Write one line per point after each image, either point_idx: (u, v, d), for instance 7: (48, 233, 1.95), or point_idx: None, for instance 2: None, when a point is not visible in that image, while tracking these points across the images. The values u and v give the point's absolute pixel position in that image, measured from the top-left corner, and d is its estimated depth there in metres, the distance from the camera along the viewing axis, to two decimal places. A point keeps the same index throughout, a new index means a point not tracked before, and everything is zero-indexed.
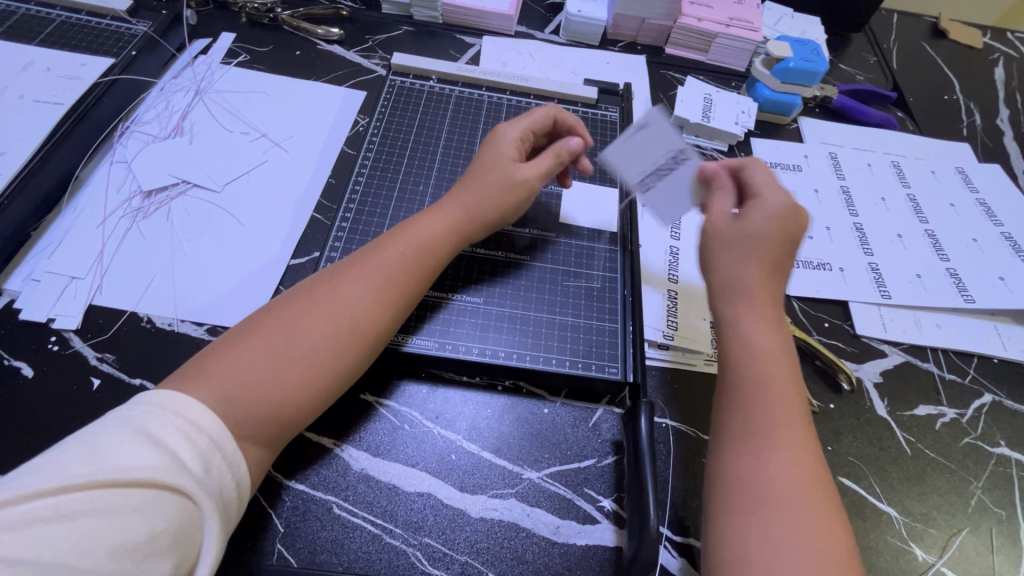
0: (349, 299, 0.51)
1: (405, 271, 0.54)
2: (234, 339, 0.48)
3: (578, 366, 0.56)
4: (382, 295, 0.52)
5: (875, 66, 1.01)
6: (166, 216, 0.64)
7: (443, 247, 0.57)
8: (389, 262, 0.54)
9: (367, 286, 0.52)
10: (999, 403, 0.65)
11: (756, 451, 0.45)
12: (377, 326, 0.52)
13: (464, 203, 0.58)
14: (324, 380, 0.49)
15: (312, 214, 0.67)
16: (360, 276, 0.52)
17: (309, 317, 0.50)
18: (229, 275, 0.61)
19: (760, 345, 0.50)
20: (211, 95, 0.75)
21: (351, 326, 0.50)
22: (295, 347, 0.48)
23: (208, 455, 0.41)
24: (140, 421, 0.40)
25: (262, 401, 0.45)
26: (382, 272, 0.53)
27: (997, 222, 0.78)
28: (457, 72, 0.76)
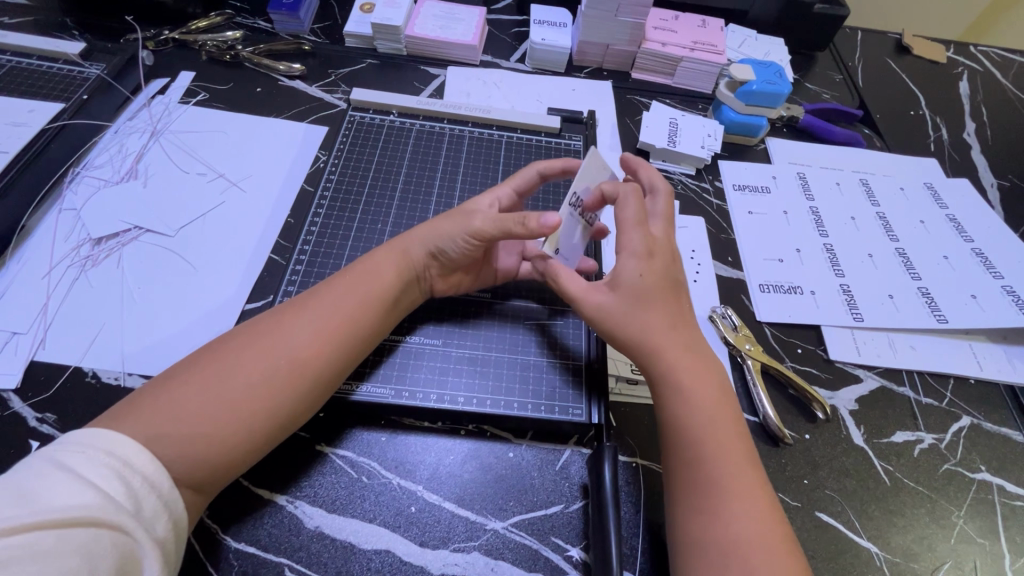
0: (299, 334, 0.50)
1: (355, 304, 0.52)
2: (178, 373, 0.47)
3: (541, 409, 0.54)
4: (331, 328, 0.51)
5: (841, 84, 1.02)
6: (115, 264, 0.62)
7: (395, 281, 0.55)
8: (339, 299, 0.52)
9: (316, 320, 0.51)
10: (977, 425, 0.63)
11: (716, 502, 0.45)
12: (322, 360, 0.50)
13: (419, 236, 0.58)
14: (262, 417, 0.47)
15: (269, 256, 0.65)
16: (307, 314, 0.51)
17: (255, 349, 0.49)
18: (180, 324, 0.59)
19: (696, 398, 0.49)
20: (167, 136, 0.73)
21: (291, 365, 0.48)
22: (238, 381, 0.47)
23: (140, 494, 0.39)
24: (67, 462, 0.38)
25: (192, 440, 0.43)
26: (330, 309, 0.52)
27: (968, 238, 0.78)
28: (417, 105, 0.75)
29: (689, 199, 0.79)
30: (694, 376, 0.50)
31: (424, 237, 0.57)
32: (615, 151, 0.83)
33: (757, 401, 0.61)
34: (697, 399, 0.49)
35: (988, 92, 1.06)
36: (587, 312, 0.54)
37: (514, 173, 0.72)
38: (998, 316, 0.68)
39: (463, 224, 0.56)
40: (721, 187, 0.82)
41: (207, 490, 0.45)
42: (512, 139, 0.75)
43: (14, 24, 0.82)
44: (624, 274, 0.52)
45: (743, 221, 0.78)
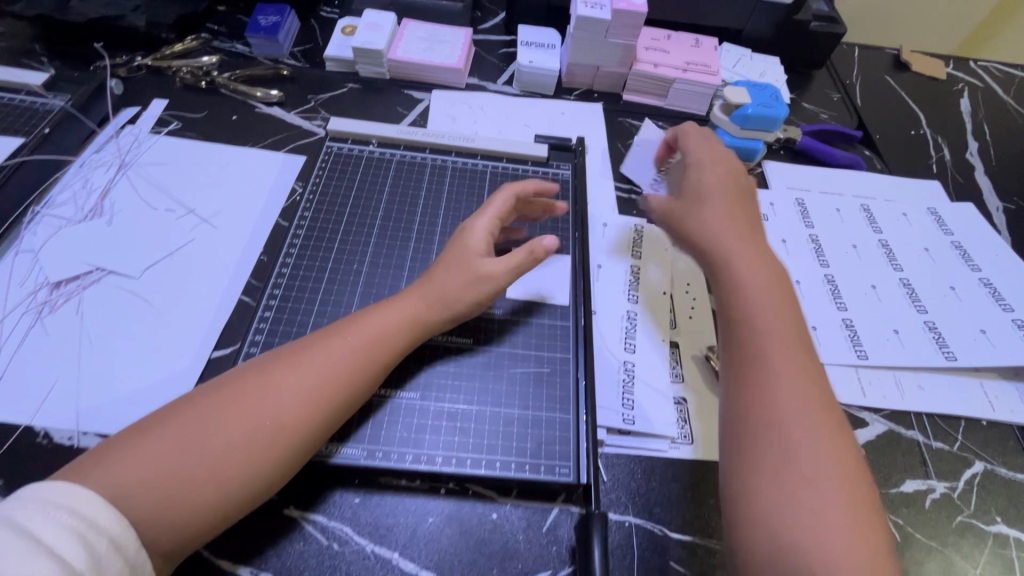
0: (289, 392, 0.46)
1: (352, 361, 0.49)
2: (156, 423, 0.44)
3: (525, 469, 0.49)
4: (324, 388, 0.47)
5: (839, 103, 0.99)
6: (74, 310, 0.58)
7: (398, 335, 0.51)
8: (335, 351, 0.49)
9: (309, 375, 0.47)
10: (990, 471, 0.60)
11: (779, 391, 0.48)
12: (308, 425, 0.46)
13: (433, 290, 0.54)
14: (236, 486, 0.43)
15: (239, 298, 0.62)
16: (299, 367, 0.48)
17: (238, 406, 0.45)
18: (142, 375, 0.55)
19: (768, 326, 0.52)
20: (136, 169, 0.70)
21: (277, 427, 0.45)
22: (220, 440, 0.43)
23: (105, 561, 0.36)
24: (26, 524, 0.34)
25: (172, 496, 0.40)
26: (326, 363, 0.48)
27: (975, 266, 0.74)
28: (398, 135, 0.72)
29: None
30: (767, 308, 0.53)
31: (439, 290, 0.54)
32: (606, 178, 0.80)
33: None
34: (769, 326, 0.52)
35: (990, 109, 1.03)
36: (688, 220, 0.63)
37: None
38: (1008, 352, 0.65)
39: (476, 282, 0.54)
40: None
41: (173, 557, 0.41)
42: (497, 168, 0.72)
43: None
44: (712, 190, 0.63)
45: None
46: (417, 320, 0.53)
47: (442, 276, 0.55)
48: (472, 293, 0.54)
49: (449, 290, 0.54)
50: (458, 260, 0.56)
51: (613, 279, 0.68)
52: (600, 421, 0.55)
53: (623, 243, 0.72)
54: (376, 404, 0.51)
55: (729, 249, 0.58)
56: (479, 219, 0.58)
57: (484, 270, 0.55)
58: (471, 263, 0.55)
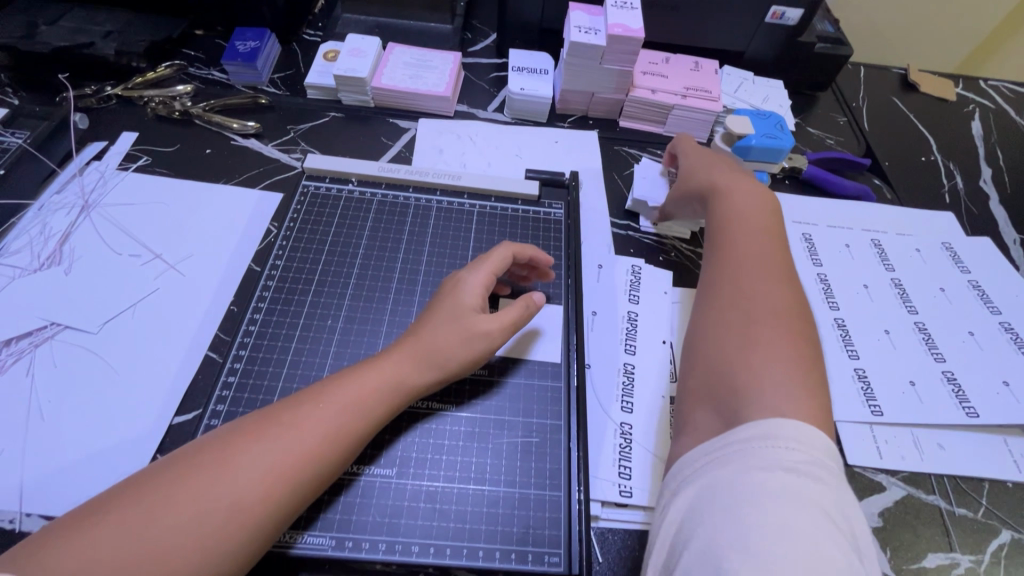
0: (257, 465, 0.41)
1: (331, 426, 0.44)
2: (103, 506, 0.38)
3: (510, 559, 0.44)
4: (297, 457, 0.42)
5: (845, 127, 0.94)
6: (25, 371, 0.54)
7: (383, 398, 0.47)
8: (313, 413, 0.44)
9: (281, 444, 0.42)
10: (1018, 542, 0.55)
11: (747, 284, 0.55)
12: (279, 501, 0.41)
13: (423, 344, 0.49)
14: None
15: (204, 354, 0.57)
16: (270, 436, 0.43)
17: (199, 481, 0.40)
18: (95, 446, 0.51)
19: (743, 251, 0.58)
20: (99, 210, 0.65)
21: (239, 504, 0.39)
22: (180, 518, 0.38)
23: None
24: None
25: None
26: (302, 425, 0.43)
27: (994, 308, 0.70)
28: (379, 173, 0.67)
29: (685, 268, 0.71)
30: (749, 237, 0.59)
31: (428, 345, 0.49)
32: (602, 212, 0.76)
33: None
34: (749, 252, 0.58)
35: (1003, 132, 0.99)
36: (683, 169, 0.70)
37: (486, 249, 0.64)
38: None
39: (466, 341, 0.50)
40: None
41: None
42: (485, 207, 0.68)
43: None
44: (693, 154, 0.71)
45: None
46: (405, 381, 0.48)
47: (429, 329, 0.50)
48: (463, 353, 0.50)
49: (438, 344, 0.49)
50: (450, 316, 0.51)
51: (609, 327, 0.64)
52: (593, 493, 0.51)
53: (619, 287, 0.67)
54: (341, 483, 0.47)
55: (718, 183, 0.66)
56: (473, 271, 0.54)
57: (478, 329, 0.51)
58: (464, 318, 0.51)
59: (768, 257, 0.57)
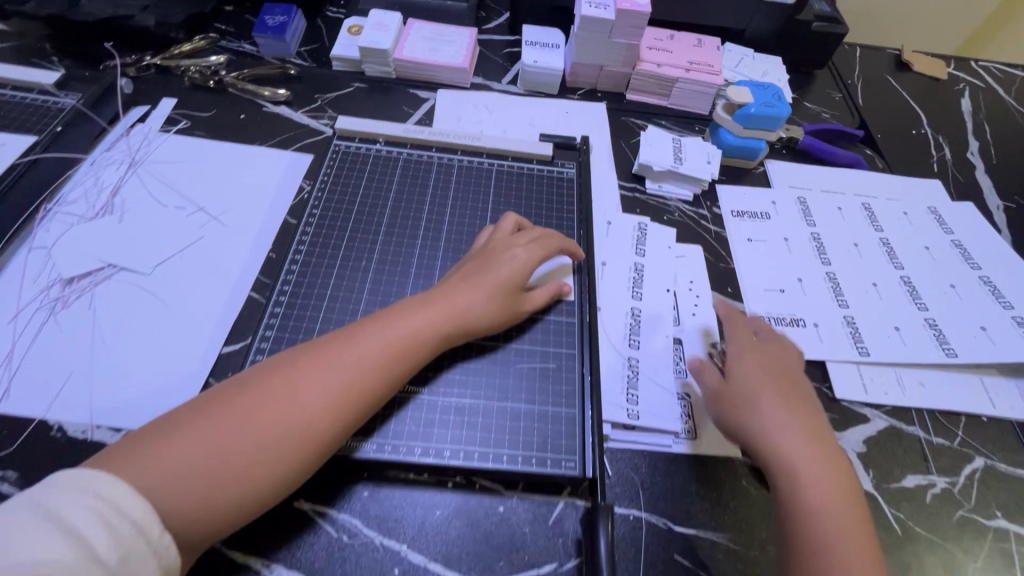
0: (311, 398, 0.46)
1: (375, 367, 0.49)
2: (182, 419, 0.44)
3: (532, 463, 0.50)
4: (345, 397, 0.47)
5: (840, 102, 0.99)
6: (87, 305, 0.59)
7: (425, 346, 0.51)
8: (360, 358, 0.48)
9: (335, 385, 0.47)
10: (991, 467, 0.61)
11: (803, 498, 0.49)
12: (331, 429, 0.46)
13: (458, 303, 0.54)
14: (263, 487, 0.43)
15: (248, 294, 0.63)
16: (323, 375, 0.47)
17: (262, 409, 0.45)
18: (154, 371, 0.56)
19: (796, 440, 0.52)
20: (146, 167, 0.71)
21: (301, 433, 0.45)
22: (249, 439, 0.43)
23: (129, 547, 0.36)
24: (53, 509, 0.35)
25: (203, 497, 0.41)
26: (351, 369, 0.48)
27: (975, 264, 0.75)
28: (404, 134, 0.73)
29: (687, 226, 0.77)
30: (789, 421, 0.53)
31: (473, 304, 0.54)
32: (611, 176, 0.81)
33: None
34: (797, 446, 0.52)
35: (991, 109, 1.04)
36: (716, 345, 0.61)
37: (505, 203, 0.69)
38: (1008, 350, 0.66)
39: (499, 316, 0.55)
40: (719, 214, 0.79)
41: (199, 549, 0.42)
42: (503, 167, 0.73)
43: None
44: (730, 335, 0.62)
45: (742, 249, 0.75)
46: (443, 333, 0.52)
47: (470, 288, 0.55)
48: (493, 326, 0.55)
49: (481, 305, 0.54)
50: (492, 287, 0.55)
51: (616, 276, 0.69)
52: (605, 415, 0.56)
53: (626, 240, 0.73)
54: (401, 400, 0.52)
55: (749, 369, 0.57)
56: (522, 245, 0.60)
57: (511, 307, 0.56)
58: (509, 284, 0.56)
59: (808, 438, 0.52)
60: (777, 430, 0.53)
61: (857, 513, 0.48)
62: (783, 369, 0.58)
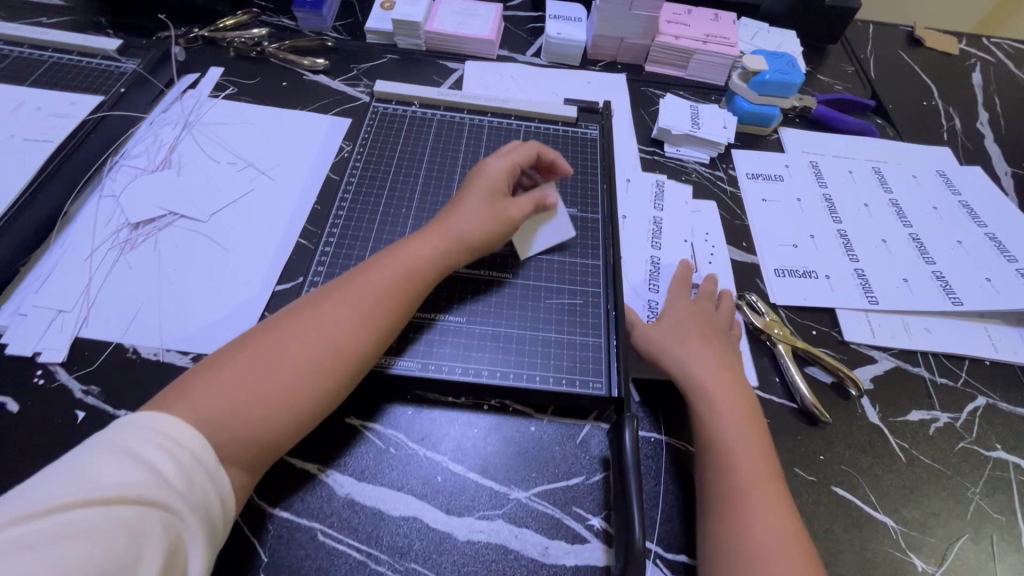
0: (335, 323, 0.51)
1: (384, 290, 0.53)
2: (221, 360, 0.48)
3: (563, 382, 0.55)
4: (364, 316, 0.52)
5: (853, 75, 1.03)
6: (152, 247, 0.65)
7: (433, 268, 0.56)
8: (376, 284, 0.53)
9: (357, 310, 0.52)
10: (993, 405, 0.64)
11: (743, 511, 0.47)
12: (361, 347, 0.51)
13: (452, 225, 0.58)
14: (309, 406, 0.48)
15: (297, 240, 0.68)
16: (346, 303, 0.52)
17: (292, 338, 0.49)
18: (215, 304, 0.62)
19: (730, 410, 0.53)
20: (199, 128, 0.76)
21: (335, 353, 0.49)
22: (287, 365, 0.48)
23: (192, 473, 0.39)
24: (122, 443, 0.38)
25: (254, 421, 0.45)
26: (369, 295, 0.53)
27: (981, 223, 0.78)
28: (438, 96, 0.77)
29: (704, 187, 0.81)
30: (727, 393, 0.54)
31: (462, 224, 0.58)
32: (631, 140, 0.85)
33: (794, 386, 0.62)
34: (733, 415, 0.53)
35: (1002, 83, 1.06)
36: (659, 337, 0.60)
37: None
38: (1012, 298, 0.69)
39: (495, 224, 0.59)
40: (734, 175, 0.83)
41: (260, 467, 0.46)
42: (529, 128, 0.77)
43: (51, 23, 0.86)
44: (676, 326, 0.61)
45: (757, 207, 0.79)
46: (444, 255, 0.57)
47: (459, 209, 0.60)
48: (493, 234, 0.59)
49: (476, 219, 0.59)
50: (483, 204, 0.60)
51: (635, 229, 0.73)
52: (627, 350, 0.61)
53: (643, 198, 0.77)
54: (424, 325, 0.58)
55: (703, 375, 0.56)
56: (497, 159, 0.64)
57: (507, 216, 0.60)
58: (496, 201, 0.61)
59: (752, 440, 0.52)
60: (714, 402, 0.54)
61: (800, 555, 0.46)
62: (732, 379, 0.56)
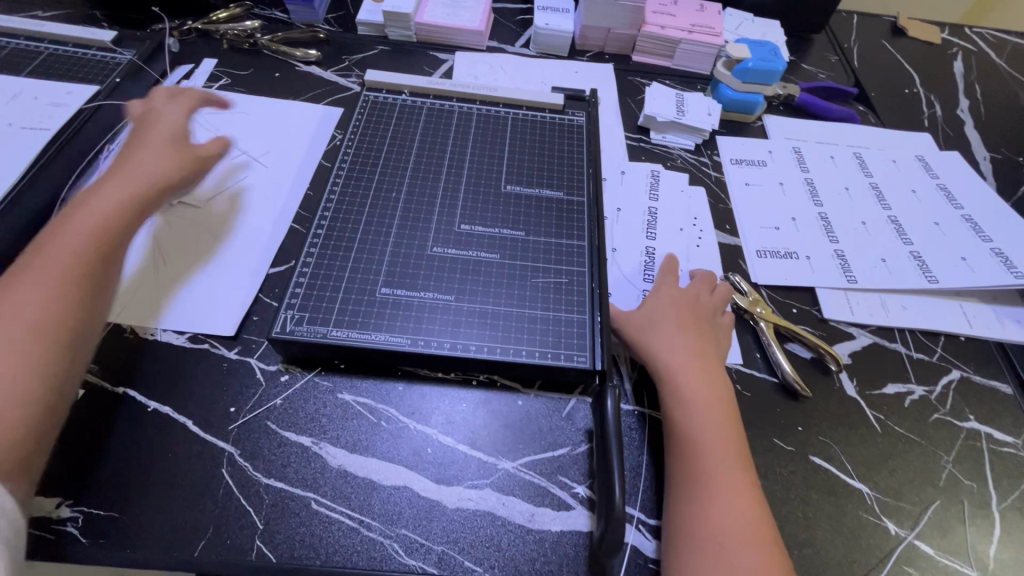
0: (42, 280, 0.47)
1: (70, 255, 0.49)
2: None
3: (548, 356, 0.57)
4: (31, 271, 0.47)
5: (837, 64, 1.04)
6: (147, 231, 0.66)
7: (119, 231, 0.53)
8: (65, 254, 0.49)
9: (48, 279, 0.47)
10: (966, 378, 0.66)
11: (706, 492, 0.49)
12: (47, 312, 0.46)
13: (127, 171, 0.57)
14: (36, 385, 0.43)
15: (291, 225, 0.69)
16: (36, 276, 0.47)
17: (34, 316, 0.45)
18: (213, 286, 0.63)
19: (698, 398, 0.55)
20: (193, 117, 0.78)
21: (37, 325, 0.45)
22: (7, 341, 0.43)
23: None
24: None
25: (8, 411, 0.41)
26: (63, 264, 0.48)
27: (958, 205, 0.81)
28: (428, 85, 0.79)
29: (689, 172, 0.83)
30: (695, 378, 0.56)
31: (143, 171, 0.57)
32: (618, 128, 0.87)
33: (776, 362, 0.64)
34: (699, 400, 0.55)
35: (983, 71, 1.08)
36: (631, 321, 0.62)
37: (520, 146, 0.75)
38: (986, 276, 0.71)
39: (168, 163, 0.59)
40: (719, 161, 0.85)
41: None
42: (517, 116, 0.79)
43: (47, 16, 0.87)
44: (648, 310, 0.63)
45: (741, 192, 0.81)
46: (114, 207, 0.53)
47: (149, 156, 0.59)
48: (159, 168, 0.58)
49: (158, 164, 0.59)
50: (168, 147, 0.61)
51: (633, 217, 0.75)
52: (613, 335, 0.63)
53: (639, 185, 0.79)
54: (418, 303, 0.60)
55: (671, 359, 0.58)
56: (169, 109, 0.66)
57: (166, 155, 0.60)
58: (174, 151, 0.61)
59: (719, 424, 0.54)
60: (682, 391, 0.56)
61: (760, 537, 0.47)
62: (708, 366, 0.58)
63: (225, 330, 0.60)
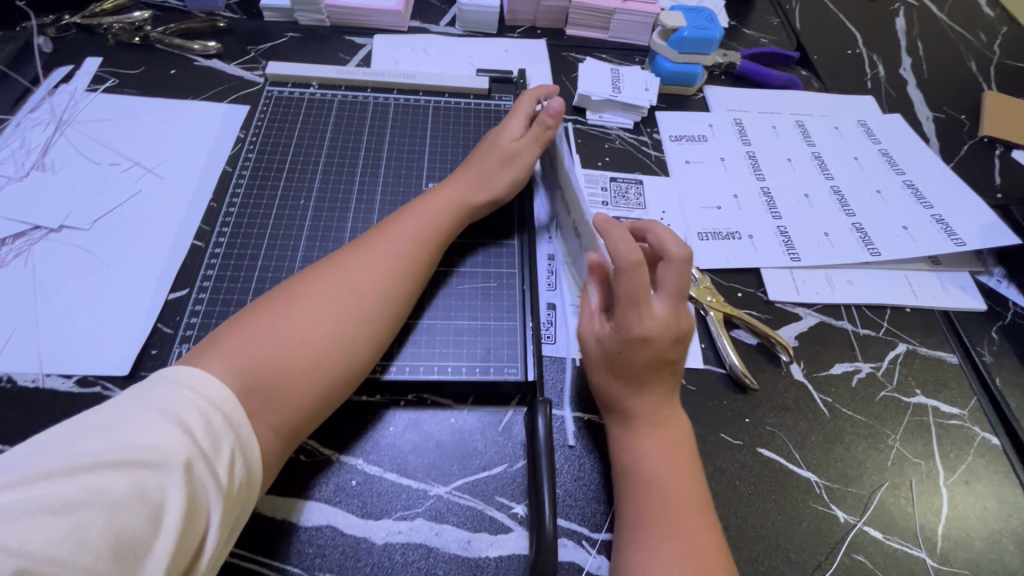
0: (354, 262, 0.52)
1: (408, 242, 0.55)
2: (265, 315, 0.46)
3: (476, 371, 0.55)
4: (333, 263, 0.52)
5: (779, 27, 1.00)
6: (25, 263, 0.59)
7: (447, 214, 0.59)
8: (400, 240, 0.55)
9: (378, 259, 0.53)
10: (913, 351, 0.65)
11: (641, 542, 0.45)
12: (389, 291, 0.51)
13: (467, 185, 0.61)
14: (329, 358, 0.46)
15: (192, 243, 0.62)
16: (366, 257, 0.53)
17: (328, 289, 0.49)
18: (100, 321, 0.57)
19: (650, 436, 0.50)
20: (75, 127, 0.70)
21: (361, 298, 0.50)
22: (312, 311, 0.47)
23: (220, 439, 0.37)
24: (166, 403, 0.36)
25: (282, 372, 0.43)
26: (392, 249, 0.54)
27: (900, 171, 0.79)
28: (337, 76, 0.73)
29: (628, 153, 0.78)
30: (643, 417, 0.51)
31: (472, 181, 0.62)
32: None
33: (722, 351, 0.61)
34: (649, 442, 0.50)
35: (924, 26, 1.06)
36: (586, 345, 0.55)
37: (442, 139, 0.70)
38: (927, 245, 0.70)
39: (492, 154, 0.63)
40: (658, 138, 0.81)
41: (275, 467, 0.43)
42: (439, 104, 0.74)
43: None
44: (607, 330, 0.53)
45: (681, 170, 0.77)
46: (450, 203, 0.60)
47: (472, 172, 0.63)
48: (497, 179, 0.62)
49: (489, 178, 0.62)
50: (484, 154, 0.64)
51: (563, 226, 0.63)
52: (561, 344, 0.60)
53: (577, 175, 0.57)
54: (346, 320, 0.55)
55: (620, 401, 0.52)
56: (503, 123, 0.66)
57: (496, 151, 0.63)
58: (505, 157, 0.63)
59: (676, 470, 0.49)
60: (631, 435, 0.51)
61: None
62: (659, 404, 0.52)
63: (118, 371, 0.54)
